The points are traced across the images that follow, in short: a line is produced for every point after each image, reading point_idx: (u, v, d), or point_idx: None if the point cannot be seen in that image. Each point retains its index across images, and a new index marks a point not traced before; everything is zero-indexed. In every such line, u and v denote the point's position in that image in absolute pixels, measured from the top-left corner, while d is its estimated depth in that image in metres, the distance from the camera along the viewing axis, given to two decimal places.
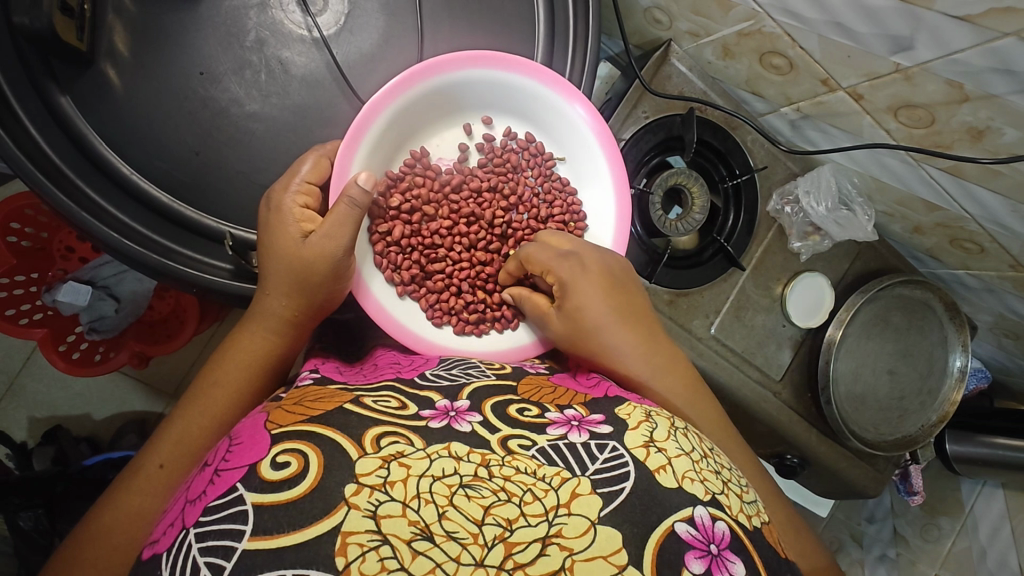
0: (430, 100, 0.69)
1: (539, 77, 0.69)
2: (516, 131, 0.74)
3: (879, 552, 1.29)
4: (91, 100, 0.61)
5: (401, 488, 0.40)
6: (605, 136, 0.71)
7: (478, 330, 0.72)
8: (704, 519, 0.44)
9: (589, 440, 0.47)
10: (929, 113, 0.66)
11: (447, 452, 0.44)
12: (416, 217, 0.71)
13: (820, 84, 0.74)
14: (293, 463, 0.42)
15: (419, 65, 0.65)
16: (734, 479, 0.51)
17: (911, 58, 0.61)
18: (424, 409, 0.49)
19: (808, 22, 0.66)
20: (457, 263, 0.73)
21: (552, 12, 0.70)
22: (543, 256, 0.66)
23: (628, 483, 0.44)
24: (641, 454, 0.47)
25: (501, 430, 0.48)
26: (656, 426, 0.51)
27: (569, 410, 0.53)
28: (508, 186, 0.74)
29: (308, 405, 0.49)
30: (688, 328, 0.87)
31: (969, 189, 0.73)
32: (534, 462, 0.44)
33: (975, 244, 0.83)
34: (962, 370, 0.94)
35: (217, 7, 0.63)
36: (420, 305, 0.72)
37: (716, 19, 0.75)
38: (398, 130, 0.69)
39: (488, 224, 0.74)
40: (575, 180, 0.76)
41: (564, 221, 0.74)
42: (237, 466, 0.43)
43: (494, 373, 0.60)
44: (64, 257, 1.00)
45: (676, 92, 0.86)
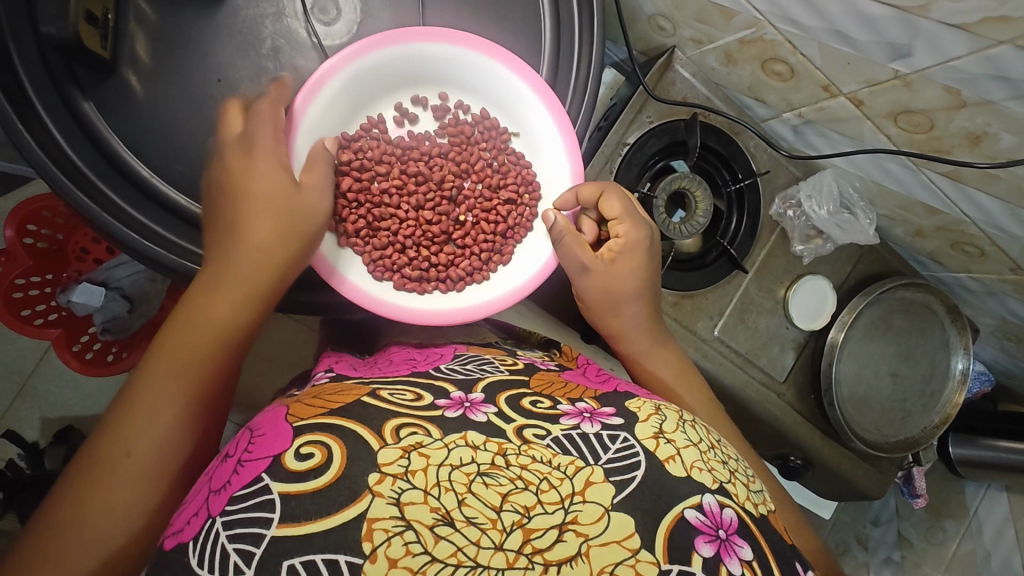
0: (387, 70, 0.68)
1: (489, 52, 0.69)
2: (469, 105, 0.73)
3: (884, 554, 1.30)
4: (115, 105, 0.62)
5: (422, 476, 0.42)
6: (560, 116, 0.70)
7: (419, 288, 0.71)
8: (712, 506, 0.45)
9: (601, 431, 0.49)
10: (928, 119, 0.68)
11: (464, 441, 0.45)
12: (366, 176, 0.70)
13: (821, 90, 0.76)
14: (316, 454, 0.44)
15: (363, 41, 0.65)
16: (741, 469, 0.52)
17: (909, 65, 0.63)
18: (439, 399, 0.51)
19: (807, 29, 0.67)
20: (403, 221, 0.72)
21: (558, 24, 0.71)
22: (619, 209, 0.69)
23: (639, 472, 0.46)
24: (650, 444, 0.49)
25: (515, 420, 0.49)
26: (665, 418, 0.53)
27: (580, 402, 0.54)
28: (462, 156, 0.73)
29: (328, 398, 0.51)
30: (692, 330, 0.88)
31: (968, 193, 0.74)
32: (549, 451, 0.45)
33: (975, 247, 0.84)
34: (964, 373, 0.95)
35: (235, 15, 0.65)
36: (364, 260, 0.69)
37: (718, 27, 0.77)
38: (353, 93, 0.68)
39: (438, 187, 0.73)
40: (528, 150, 0.74)
41: (517, 192, 0.74)
42: (262, 457, 0.44)
43: (507, 369, 0.61)
44: (79, 259, 1.03)
45: (680, 99, 0.86)
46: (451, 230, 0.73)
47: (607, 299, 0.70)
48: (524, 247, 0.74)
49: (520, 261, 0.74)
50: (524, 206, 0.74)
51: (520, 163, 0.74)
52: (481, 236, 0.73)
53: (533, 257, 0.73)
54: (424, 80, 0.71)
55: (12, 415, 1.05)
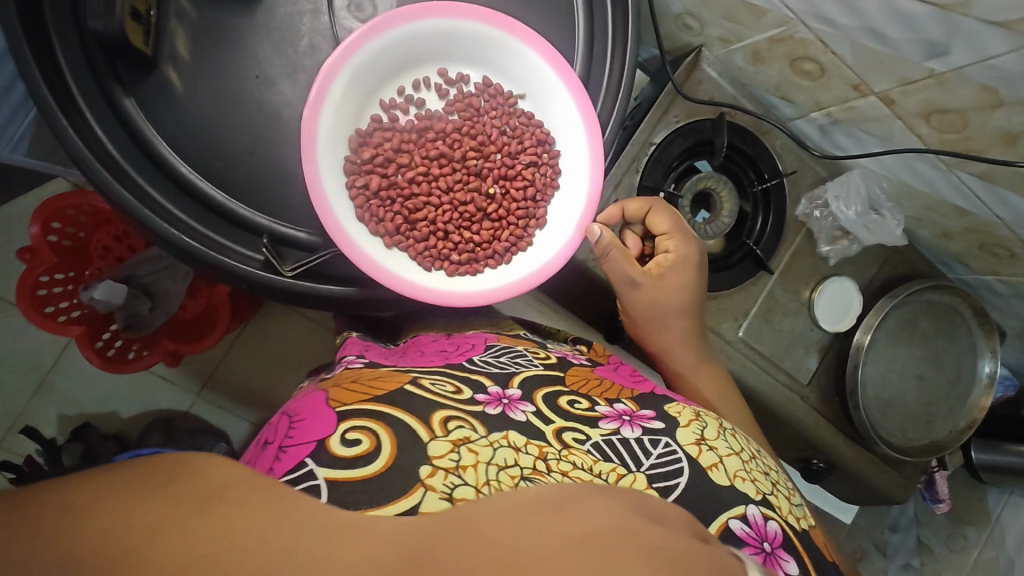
0: (386, 60, 0.59)
1: (481, 17, 0.58)
2: (470, 74, 0.63)
3: (903, 560, 1.29)
4: (154, 102, 0.59)
5: (472, 473, 0.42)
6: (568, 74, 0.59)
7: (472, 269, 0.64)
8: (756, 517, 0.46)
9: (641, 436, 0.50)
10: (962, 118, 0.68)
11: (506, 441, 0.45)
12: (391, 169, 0.62)
13: (852, 89, 0.75)
14: (363, 441, 0.43)
15: (359, 30, 0.54)
16: (782, 482, 0.53)
17: (946, 64, 0.62)
18: (477, 394, 0.51)
19: (842, 28, 0.67)
20: (438, 207, 0.64)
21: (591, 16, 0.62)
22: (667, 224, 0.70)
23: (682, 479, 0.48)
24: (693, 450, 0.50)
25: (554, 422, 0.50)
26: (706, 425, 0.54)
27: (618, 404, 0.55)
28: (475, 129, 0.64)
29: (370, 384, 0.51)
30: (716, 330, 0.87)
31: (999, 194, 0.74)
32: (588, 457, 0.46)
33: (1005, 249, 0.84)
34: (991, 376, 0.94)
35: (273, 12, 0.60)
36: (411, 255, 0.62)
37: (749, 26, 0.76)
38: (360, 87, 0.59)
39: (461, 164, 0.65)
40: (542, 115, 0.64)
41: (538, 153, 0.64)
42: (304, 442, 0.44)
43: (542, 363, 0.60)
44: (101, 257, 1.02)
45: (707, 97, 0.85)
46: (485, 206, 0.65)
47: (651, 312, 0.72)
48: (559, 202, 0.65)
49: (557, 220, 0.64)
50: (550, 166, 0.64)
51: (533, 123, 0.64)
52: (514, 204, 0.65)
53: (568, 213, 0.63)
54: (419, 59, 0.61)
55: (30, 411, 1.04)
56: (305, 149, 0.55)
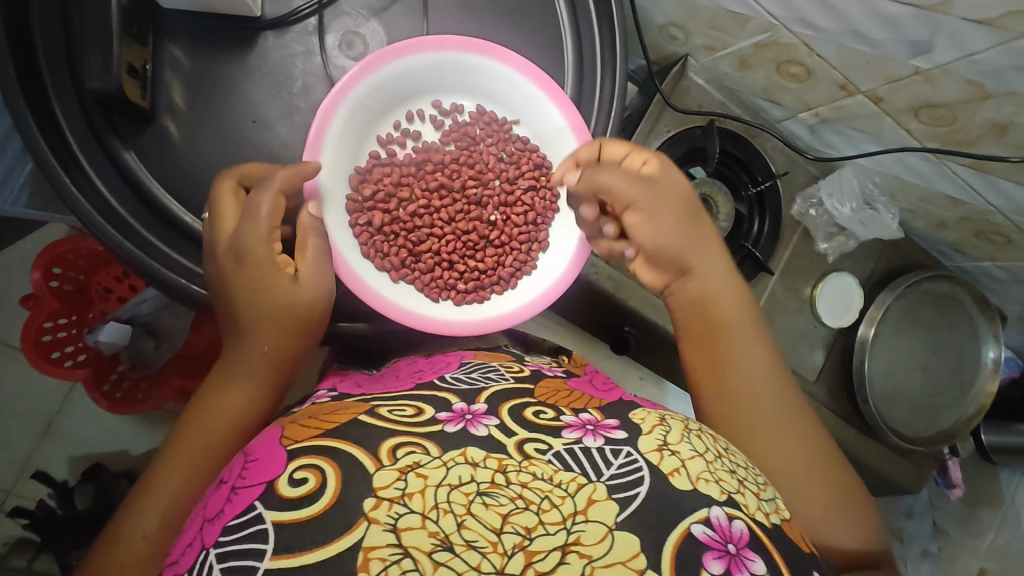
0: (381, 97, 0.60)
1: (471, 49, 0.59)
2: (463, 103, 0.64)
3: (921, 547, 1.29)
4: (152, 153, 0.59)
5: (419, 499, 0.41)
6: (558, 98, 0.60)
7: (480, 297, 0.64)
8: (720, 519, 0.43)
9: (603, 445, 0.47)
10: (950, 112, 0.69)
11: (464, 458, 0.44)
12: (393, 203, 0.63)
13: (838, 89, 0.76)
14: (309, 479, 0.43)
15: (351, 70, 0.55)
16: (751, 477, 0.49)
17: (930, 61, 0.63)
18: (441, 412, 0.50)
19: (826, 31, 0.67)
20: (442, 237, 0.65)
21: (580, 42, 0.62)
22: (610, 177, 0.56)
23: (643, 487, 0.44)
24: (654, 457, 0.47)
25: (518, 433, 0.48)
26: (669, 429, 0.50)
27: (584, 414, 0.52)
28: (472, 158, 0.64)
29: (324, 417, 0.50)
30: None
31: (991, 182, 0.75)
32: (550, 467, 0.44)
33: (1001, 236, 0.85)
34: (996, 362, 0.95)
35: (265, 56, 0.61)
36: (419, 287, 0.63)
37: (733, 33, 0.77)
38: (357, 126, 0.60)
39: (461, 194, 0.65)
40: (537, 139, 0.65)
41: (535, 177, 0.65)
42: (255, 484, 0.43)
43: (513, 377, 0.59)
44: (103, 298, 1.02)
45: (695, 106, 0.85)
46: (488, 233, 0.65)
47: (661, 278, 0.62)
48: (560, 224, 0.66)
49: (559, 242, 0.65)
50: (548, 189, 0.65)
51: (529, 148, 0.65)
52: (516, 230, 0.65)
53: (569, 233, 0.65)
54: (412, 93, 0.62)
55: (39, 455, 1.03)
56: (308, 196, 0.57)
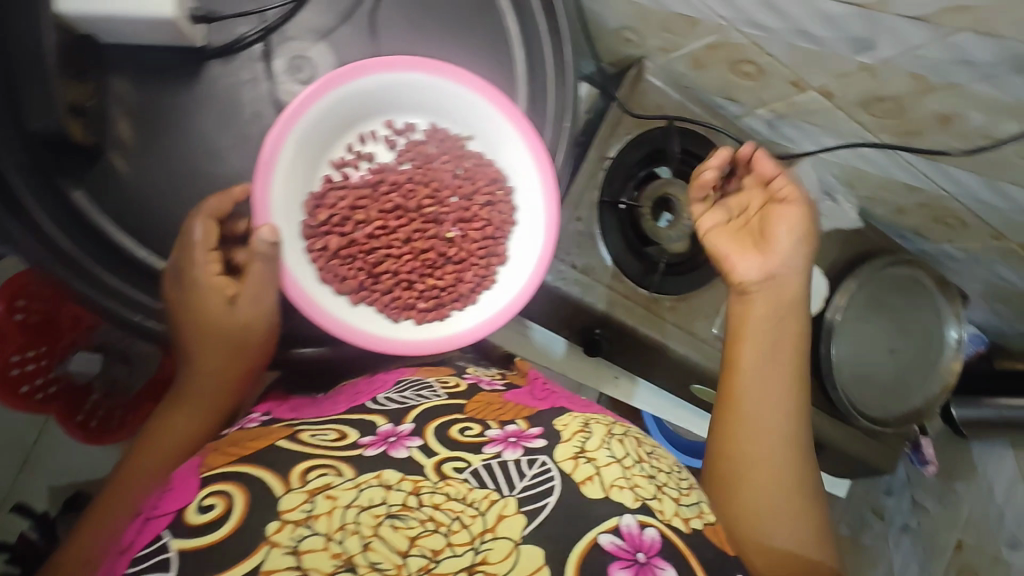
0: (331, 120, 0.60)
1: (419, 69, 0.59)
2: (415, 123, 0.65)
3: (902, 522, 1.37)
4: (103, 191, 0.59)
5: (326, 521, 0.49)
6: (510, 111, 0.60)
7: (440, 314, 0.65)
8: (630, 528, 0.53)
9: (521, 457, 0.56)
10: (898, 104, 0.71)
11: (378, 481, 0.52)
12: (349, 226, 0.63)
13: (791, 85, 0.77)
14: (217, 505, 0.51)
15: (300, 96, 0.56)
16: (670, 484, 0.59)
17: (875, 57, 0.65)
18: (364, 436, 0.57)
19: (774, 31, 0.69)
20: (400, 257, 0.65)
21: (531, 55, 0.63)
22: (774, 170, 0.72)
23: (552, 498, 0.54)
24: (568, 466, 0.57)
25: (438, 454, 0.56)
26: (589, 436, 0.60)
27: (509, 425, 0.60)
28: (428, 175, 0.65)
29: (242, 445, 0.57)
30: (690, 331, 0.87)
31: (944, 169, 0.78)
32: (465, 486, 0.53)
33: (956, 220, 0.88)
34: (958, 341, 0.97)
35: (213, 83, 0.60)
36: (379, 309, 0.64)
37: (685, 34, 0.78)
38: (309, 150, 0.60)
39: (417, 213, 0.65)
40: (492, 153, 0.65)
41: (491, 192, 0.65)
42: (164, 513, 0.52)
43: (447, 392, 0.65)
44: (72, 326, 0.98)
45: (655, 109, 0.86)
46: (446, 250, 0.66)
47: (767, 269, 0.69)
48: (518, 238, 0.66)
49: (519, 255, 0.65)
50: (505, 203, 0.65)
51: (484, 163, 0.65)
52: (474, 245, 0.65)
53: (528, 246, 0.65)
54: (363, 114, 0.62)
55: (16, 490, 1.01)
56: (258, 217, 0.56)
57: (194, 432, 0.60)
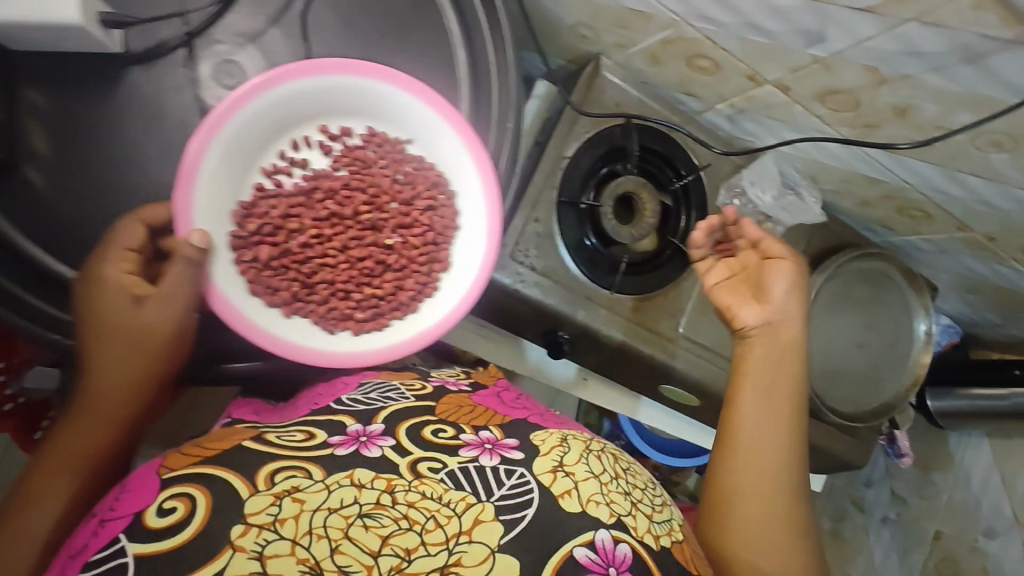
0: (260, 125, 0.58)
1: (352, 72, 0.58)
2: (352, 127, 0.63)
3: (881, 514, 1.36)
4: (18, 206, 0.58)
5: (292, 525, 0.48)
6: (449, 112, 0.59)
7: (380, 324, 0.63)
8: (605, 544, 0.53)
9: (498, 464, 0.57)
10: (853, 97, 0.70)
11: (349, 481, 0.52)
12: (281, 236, 0.62)
13: (747, 80, 0.76)
14: (179, 508, 0.50)
15: (223, 104, 0.54)
16: (644, 501, 0.60)
17: (826, 49, 0.64)
18: (334, 436, 0.58)
19: (725, 26, 0.67)
20: (336, 266, 0.63)
21: (474, 57, 0.61)
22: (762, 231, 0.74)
23: (529, 510, 0.54)
24: (547, 478, 0.57)
25: (412, 454, 0.57)
26: (567, 450, 0.61)
27: (484, 432, 0.62)
28: (365, 180, 0.63)
29: (206, 446, 0.57)
30: (656, 331, 0.86)
31: (905, 161, 0.77)
32: (440, 487, 0.53)
33: (921, 212, 0.87)
34: (927, 334, 0.97)
35: (135, 92, 0.59)
36: (314, 320, 0.62)
37: (639, 30, 0.76)
38: (235, 157, 0.58)
39: (354, 220, 0.63)
40: (433, 156, 0.64)
41: (433, 197, 0.64)
42: (122, 516, 0.50)
43: (413, 395, 0.67)
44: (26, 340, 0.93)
45: (612, 105, 0.85)
46: (385, 257, 0.64)
47: (764, 315, 0.70)
48: (461, 245, 0.64)
49: (462, 262, 0.64)
50: (446, 209, 0.64)
51: (425, 167, 0.64)
52: (415, 252, 0.64)
53: (470, 253, 0.64)
54: (296, 119, 0.61)
55: None
56: (181, 226, 0.55)
57: (96, 447, 0.54)
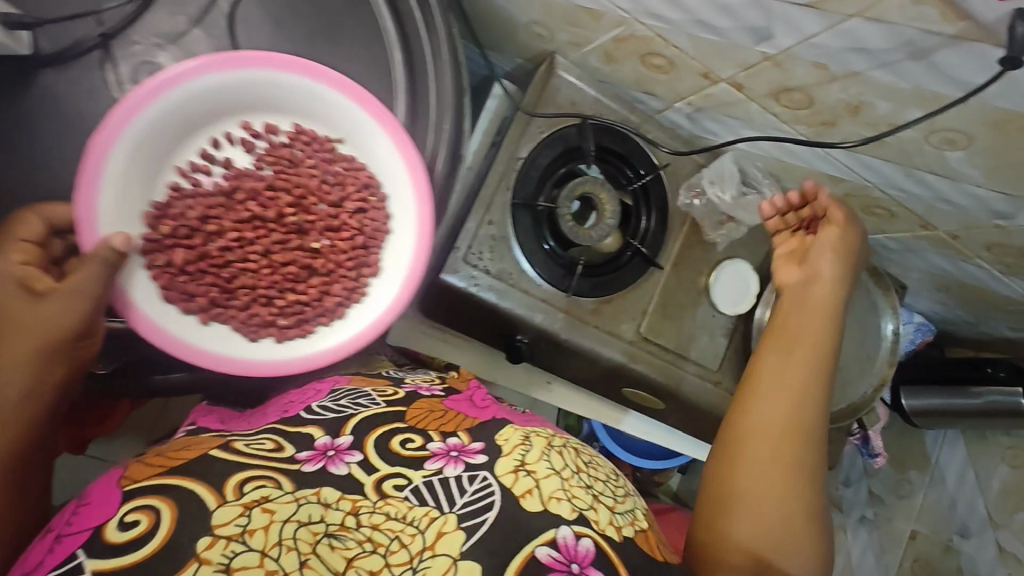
0: (178, 120, 0.59)
1: (273, 65, 0.58)
2: (277, 125, 0.62)
3: (859, 513, 1.30)
4: None
5: (260, 537, 0.47)
6: (373, 107, 0.60)
7: (306, 331, 0.63)
8: (567, 539, 0.51)
9: (461, 473, 0.54)
10: (807, 95, 0.69)
11: (316, 497, 0.50)
12: (198, 240, 0.61)
13: (702, 78, 0.75)
14: (142, 521, 0.46)
15: (134, 95, 0.54)
16: (605, 491, 0.58)
17: (775, 46, 0.63)
18: (301, 451, 0.54)
19: (674, 22, 0.66)
20: (258, 272, 0.63)
21: (410, 55, 0.61)
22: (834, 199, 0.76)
23: (492, 513, 0.52)
24: (508, 480, 0.54)
25: (378, 471, 0.53)
26: (529, 448, 0.58)
27: (451, 439, 0.58)
28: (290, 181, 0.63)
29: (172, 455, 0.52)
30: (616, 334, 0.85)
31: (861, 159, 0.76)
32: (405, 505, 0.51)
33: (884, 210, 0.86)
34: (895, 334, 0.96)
35: (49, 96, 0.58)
36: (233, 327, 0.62)
37: (592, 28, 0.75)
38: (146, 154, 0.58)
39: (277, 223, 0.63)
40: (362, 156, 0.64)
41: (364, 198, 0.64)
42: (80, 531, 0.45)
43: (384, 400, 0.63)
44: None
45: (567, 104, 0.83)
46: (311, 261, 0.64)
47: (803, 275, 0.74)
48: (392, 248, 0.65)
49: (391, 267, 0.65)
50: (373, 212, 0.64)
51: (355, 167, 0.64)
52: (343, 256, 0.64)
53: (399, 257, 0.65)
54: (215, 116, 0.61)
55: None
56: (84, 237, 0.54)
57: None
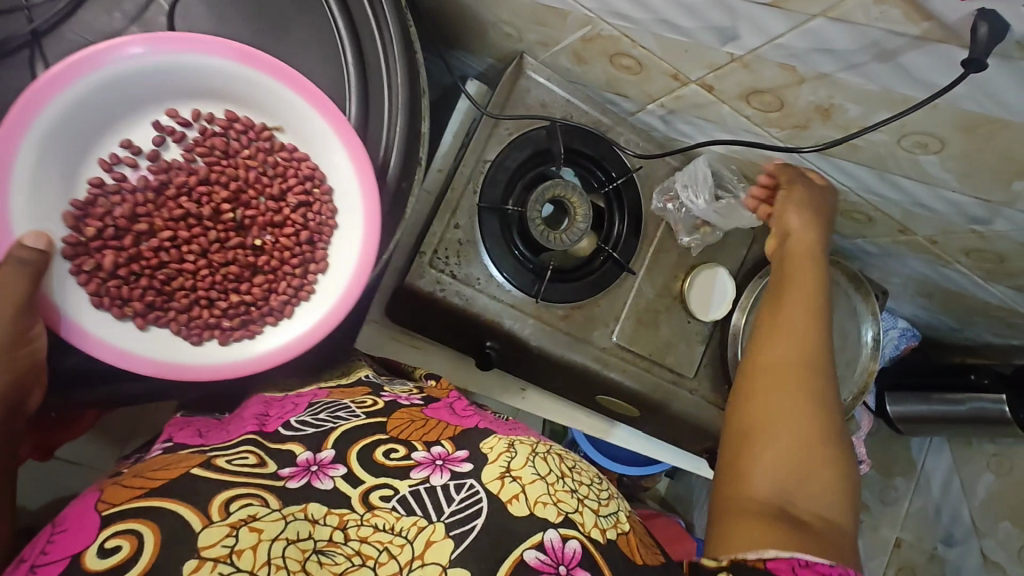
0: (97, 104, 0.57)
1: (191, 46, 0.57)
2: (211, 113, 0.61)
3: None
4: None
5: (248, 557, 0.41)
6: (304, 88, 0.59)
7: (250, 332, 0.62)
8: (554, 542, 0.47)
9: (448, 481, 0.50)
10: (777, 97, 0.67)
11: (303, 514, 0.45)
12: (129, 240, 0.60)
13: (672, 79, 0.73)
14: (123, 547, 0.41)
15: (43, 82, 0.53)
16: (590, 494, 0.53)
17: (741, 47, 0.61)
18: (284, 467, 0.49)
19: (638, 22, 0.64)
20: (196, 272, 0.62)
21: (362, 62, 0.61)
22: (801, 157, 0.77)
23: (479, 520, 0.47)
24: (495, 486, 0.50)
25: (364, 482, 0.48)
26: (514, 454, 0.54)
27: (435, 448, 0.54)
28: (225, 175, 0.62)
29: (150, 476, 0.47)
30: (587, 340, 0.84)
31: (835, 162, 0.74)
32: (392, 515, 0.46)
33: (863, 214, 0.85)
34: (875, 340, 0.94)
35: None
36: (175, 330, 0.61)
37: (559, 28, 0.73)
38: (63, 144, 0.57)
39: (215, 221, 0.62)
40: (305, 147, 0.62)
41: (306, 190, 0.63)
42: (59, 559, 0.41)
43: (365, 412, 0.59)
44: None
45: (536, 105, 0.82)
46: (254, 258, 0.63)
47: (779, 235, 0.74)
48: (339, 243, 0.63)
49: (337, 262, 0.63)
50: (317, 204, 0.63)
51: (296, 156, 0.62)
52: (286, 252, 0.63)
53: (346, 248, 0.63)
54: (139, 101, 0.59)
55: None
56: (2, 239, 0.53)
57: None
